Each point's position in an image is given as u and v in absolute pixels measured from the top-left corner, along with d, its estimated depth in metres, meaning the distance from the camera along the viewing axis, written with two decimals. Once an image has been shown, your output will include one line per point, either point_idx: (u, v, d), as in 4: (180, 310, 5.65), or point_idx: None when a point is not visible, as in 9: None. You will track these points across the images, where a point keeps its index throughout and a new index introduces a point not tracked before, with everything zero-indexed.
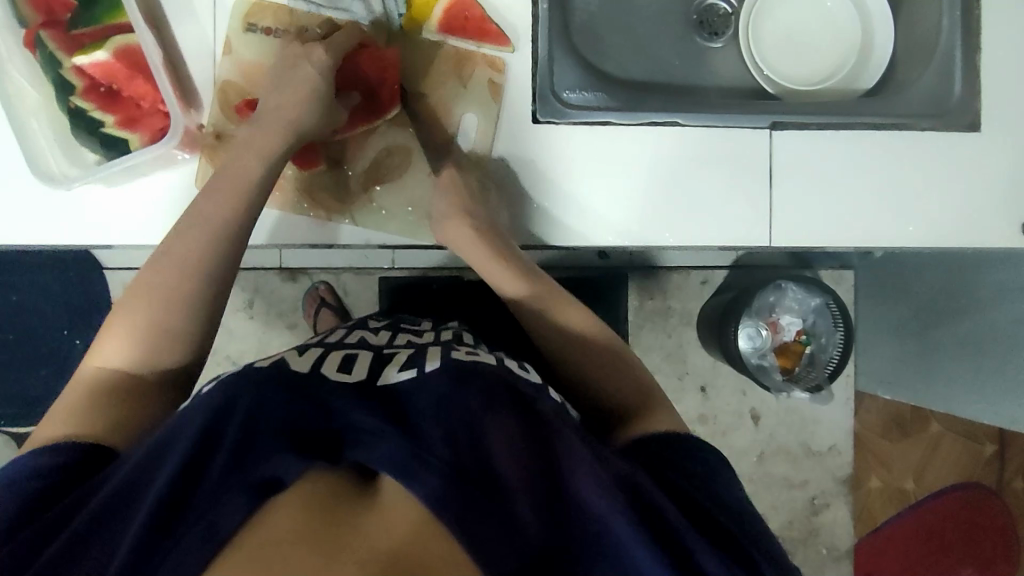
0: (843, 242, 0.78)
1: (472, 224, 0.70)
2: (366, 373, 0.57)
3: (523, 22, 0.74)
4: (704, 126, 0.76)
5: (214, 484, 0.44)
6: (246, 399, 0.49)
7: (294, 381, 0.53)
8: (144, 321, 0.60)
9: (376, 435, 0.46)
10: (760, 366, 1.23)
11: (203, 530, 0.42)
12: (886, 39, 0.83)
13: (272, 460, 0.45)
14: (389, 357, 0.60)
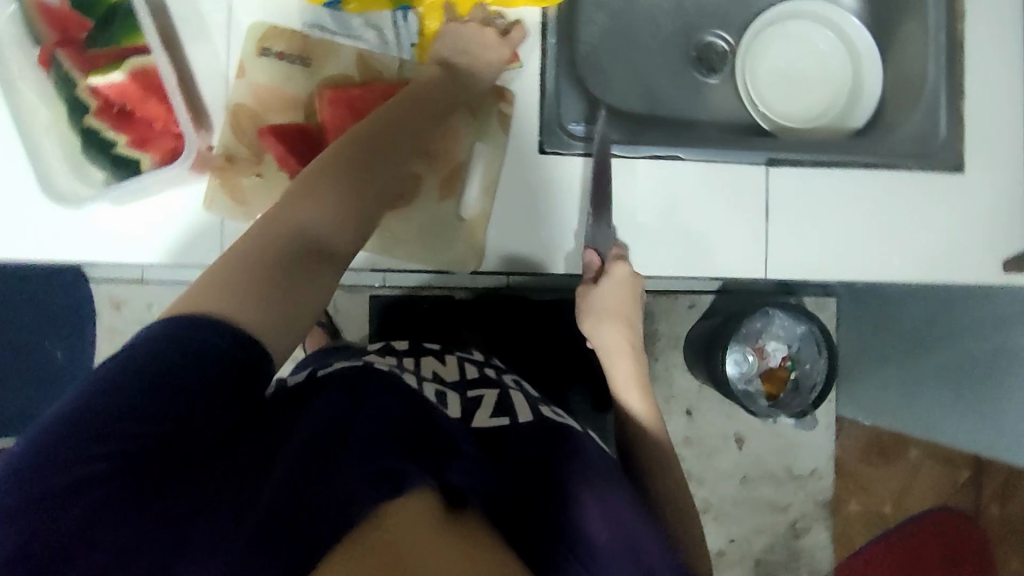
0: (833, 276, 0.81)
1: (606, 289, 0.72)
2: (460, 413, 0.57)
3: (532, 55, 0.77)
4: (702, 160, 0.78)
5: (337, 473, 0.41)
6: (369, 400, 0.48)
7: (399, 386, 0.51)
8: (329, 213, 0.59)
9: (477, 468, 0.44)
10: (747, 391, 1.25)
11: (326, 520, 0.39)
12: (875, 79, 0.88)
13: (392, 460, 0.42)
14: (475, 399, 0.61)
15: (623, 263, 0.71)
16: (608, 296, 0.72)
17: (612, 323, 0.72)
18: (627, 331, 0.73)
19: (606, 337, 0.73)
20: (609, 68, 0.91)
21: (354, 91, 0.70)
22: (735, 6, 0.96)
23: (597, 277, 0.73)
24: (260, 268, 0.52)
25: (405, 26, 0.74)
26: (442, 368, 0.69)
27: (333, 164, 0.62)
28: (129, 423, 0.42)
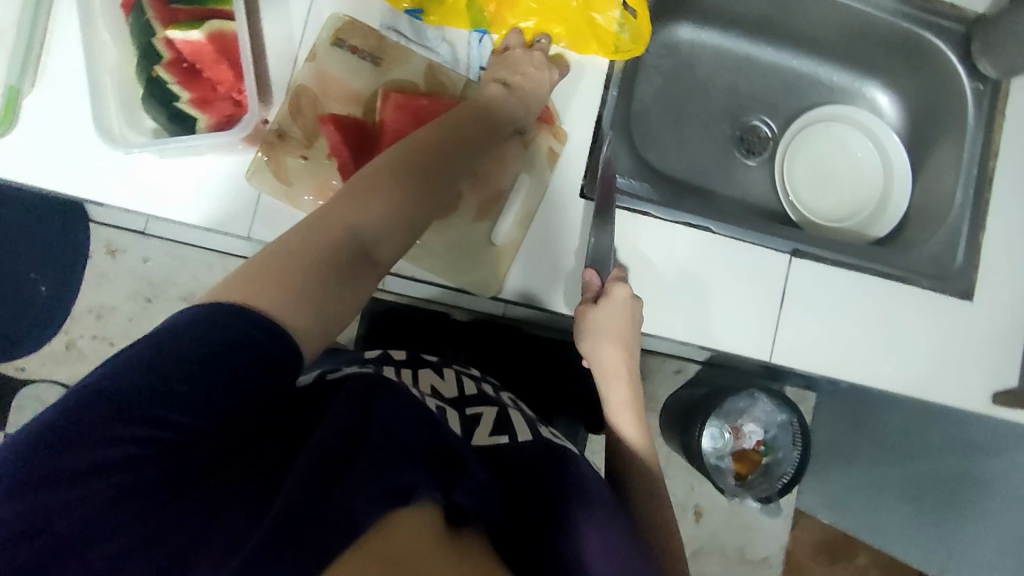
0: (834, 373, 0.82)
1: (602, 307, 0.71)
2: (462, 428, 0.59)
3: (591, 102, 0.79)
4: (730, 237, 0.81)
5: (352, 481, 0.42)
6: (379, 413, 0.49)
7: (408, 395, 0.52)
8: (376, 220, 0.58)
9: (479, 491, 0.46)
10: (717, 467, 1.24)
11: (340, 521, 0.39)
12: (903, 194, 0.92)
13: (404, 472, 0.43)
14: (472, 415, 0.62)
15: (624, 286, 0.71)
16: (608, 318, 0.71)
17: (610, 346, 0.72)
18: (627, 356, 0.72)
19: (604, 360, 0.73)
20: (657, 129, 0.93)
21: (422, 101, 0.71)
22: (784, 98, 1.00)
23: (597, 297, 0.72)
24: (307, 268, 0.52)
25: (478, 48, 0.76)
26: (439, 382, 0.69)
27: (392, 164, 0.62)
28: (155, 413, 0.43)
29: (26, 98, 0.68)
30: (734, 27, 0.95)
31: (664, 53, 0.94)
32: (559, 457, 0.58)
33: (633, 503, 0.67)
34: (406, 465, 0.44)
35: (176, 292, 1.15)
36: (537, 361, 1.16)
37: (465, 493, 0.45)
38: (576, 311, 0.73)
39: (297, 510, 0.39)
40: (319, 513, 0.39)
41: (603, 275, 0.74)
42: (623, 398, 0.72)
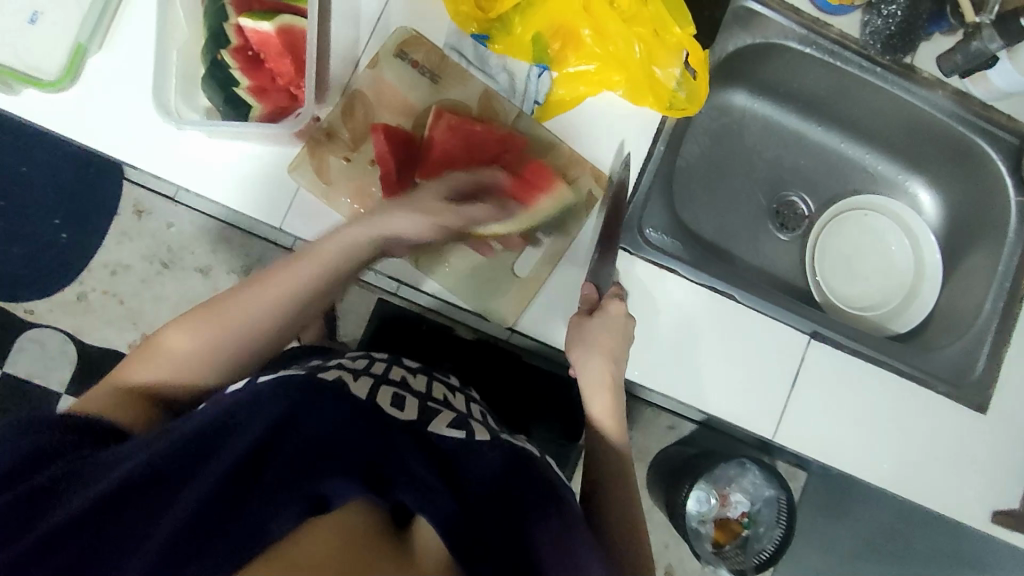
0: (836, 463, 0.81)
1: (587, 315, 0.72)
2: (417, 414, 0.59)
3: (638, 152, 0.79)
4: (754, 308, 0.80)
5: (272, 486, 0.46)
6: (314, 413, 0.52)
7: (357, 400, 0.55)
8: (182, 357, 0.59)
9: (424, 487, 0.48)
10: (696, 531, 1.22)
11: (250, 530, 0.43)
12: (932, 292, 0.91)
13: (328, 481, 0.47)
14: (434, 409, 0.61)
15: (620, 301, 0.72)
16: (600, 331, 0.70)
17: (599, 358, 0.70)
18: (615, 367, 0.71)
19: (591, 370, 0.71)
20: (696, 189, 0.94)
21: (476, 126, 0.72)
22: (826, 179, 1.00)
23: (594, 310, 0.73)
24: (107, 399, 0.57)
25: (537, 83, 0.76)
26: (411, 377, 0.67)
27: (211, 306, 0.60)
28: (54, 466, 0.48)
29: (90, 57, 0.69)
30: (789, 102, 0.96)
31: (715, 115, 0.95)
32: (519, 459, 0.57)
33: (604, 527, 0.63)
34: (334, 471, 0.47)
35: (192, 262, 1.16)
36: (527, 386, 1.15)
37: (407, 488, 0.48)
38: (570, 323, 0.73)
39: (208, 513, 0.44)
40: (231, 519, 0.44)
41: (603, 291, 0.75)
42: (606, 408, 0.71)
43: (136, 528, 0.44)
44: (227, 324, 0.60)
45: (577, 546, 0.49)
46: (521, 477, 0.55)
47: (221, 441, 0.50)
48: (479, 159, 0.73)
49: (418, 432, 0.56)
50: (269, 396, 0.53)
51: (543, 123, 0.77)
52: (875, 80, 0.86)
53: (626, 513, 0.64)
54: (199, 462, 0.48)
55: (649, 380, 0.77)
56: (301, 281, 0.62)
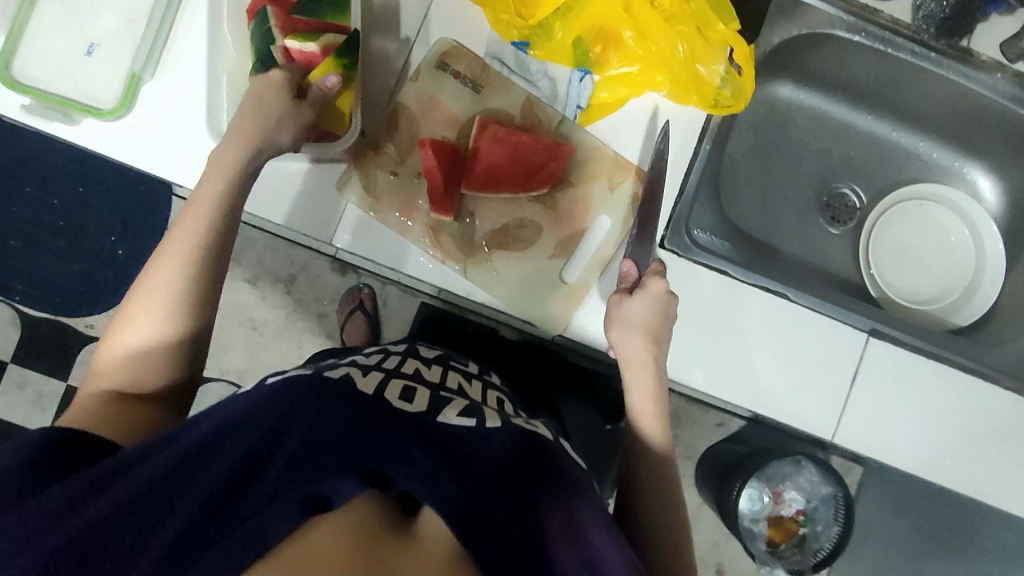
0: (896, 461, 0.79)
1: (626, 291, 0.69)
2: (426, 408, 0.57)
3: (684, 152, 0.78)
4: (809, 308, 0.78)
5: (269, 489, 0.46)
6: (307, 412, 0.51)
7: (358, 397, 0.54)
8: (133, 346, 0.59)
9: (428, 477, 0.48)
10: (750, 530, 1.20)
11: (248, 535, 0.43)
12: (995, 284, 0.88)
13: (328, 479, 0.46)
14: (446, 399, 0.61)
15: (660, 280, 0.68)
16: (638, 310, 0.67)
17: (638, 338, 0.67)
18: (654, 347, 0.68)
19: (628, 349, 0.68)
20: (742, 184, 0.92)
21: (522, 137, 0.73)
22: (878, 169, 0.97)
23: (634, 289, 0.69)
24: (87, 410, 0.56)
25: (579, 87, 0.76)
26: (425, 369, 0.67)
27: (144, 283, 0.59)
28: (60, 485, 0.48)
29: (144, 83, 0.72)
30: (837, 91, 0.93)
31: (760, 108, 0.93)
32: (532, 449, 0.57)
33: (649, 523, 0.62)
34: (332, 469, 0.47)
35: (240, 273, 1.20)
36: (565, 382, 1.16)
37: (409, 480, 0.47)
38: (609, 300, 0.70)
39: (207, 521, 0.44)
40: (230, 524, 0.44)
41: (641, 268, 0.72)
42: (647, 389, 0.67)
43: (132, 542, 0.44)
44: (149, 293, 0.59)
45: (580, 508, 0.51)
46: (535, 458, 0.56)
47: (213, 451, 0.49)
48: (524, 168, 0.74)
49: (423, 423, 0.54)
50: (263, 404, 0.52)
51: (585, 128, 0.76)
52: (930, 65, 0.83)
53: (667, 518, 0.62)
54: (193, 473, 0.47)
55: (699, 383, 0.77)
56: (189, 228, 0.60)
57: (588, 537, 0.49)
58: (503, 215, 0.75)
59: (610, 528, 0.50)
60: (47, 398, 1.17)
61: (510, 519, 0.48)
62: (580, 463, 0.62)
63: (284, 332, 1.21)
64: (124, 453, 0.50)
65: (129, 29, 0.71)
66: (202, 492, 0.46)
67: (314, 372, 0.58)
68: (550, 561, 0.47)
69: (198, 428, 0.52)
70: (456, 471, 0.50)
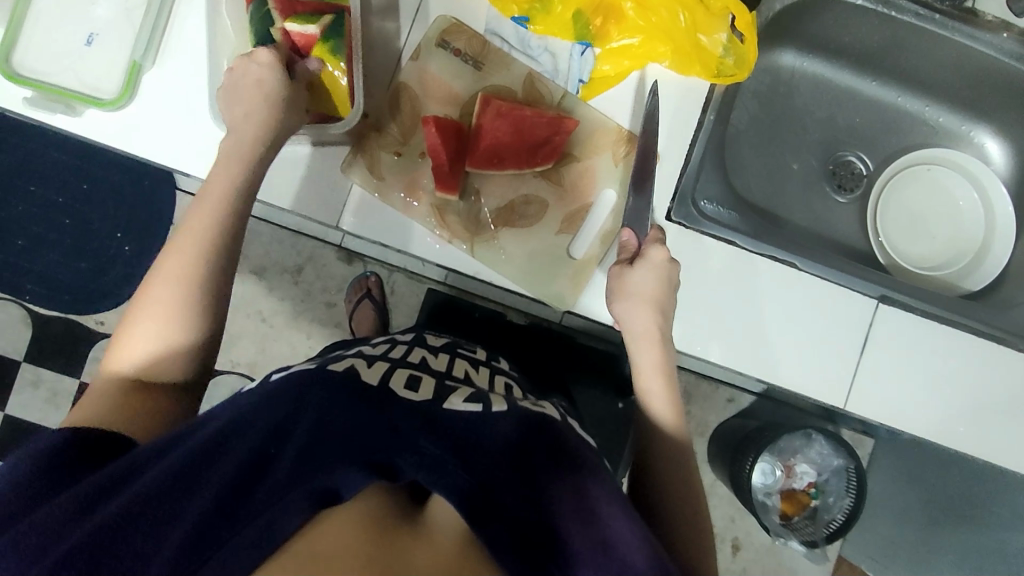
0: (909, 426, 0.79)
1: (624, 261, 0.69)
2: (433, 394, 0.58)
3: (688, 123, 0.77)
4: (817, 276, 0.78)
5: (280, 485, 0.46)
6: (310, 411, 0.53)
7: (365, 391, 0.55)
8: (144, 343, 0.59)
9: (436, 466, 0.48)
10: (763, 503, 1.19)
11: (260, 532, 0.43)
12: (1005, 246, 0.87)
13: (337, 472, 0.46)
14: (450, 386, 0.61)
15: (662, 248, 0.68)
16: (640, 280, 0.68)
17: (644, 309, 0.67)
18: (659, 318, 0.68)
19: (634, 322, 0.68)
20: (747, 156, 0.91)
21: (525, 111, 0.73)
22: (884, 136, 0.96)
23: (633, 259, 0.69)
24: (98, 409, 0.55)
25: (580, 60, 0.75)
26: (431, 358, 0.68)
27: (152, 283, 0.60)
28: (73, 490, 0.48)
29: (145, 72, 0.72)
30: (840, 58, 0.92)
31: (763, 78, 0.92)
32: (542, 431, 0.57)
33: (662, 493, 0.62)
34: (340, 462, 0.47)
35: (246, 265, 1.20)
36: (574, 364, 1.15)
37: (419, 469, 0.47)
38: (610, 273, 0.70)
39: (219, 518, 0.44)
40: (242, 522, 0.44)
41: (640, 237, 0.71)
42: (654, 363, 0.67)
43: (145, 543, 0.43)
44: (160, 294, 0.59)
45: (590, 486, 0.52)
46: (542, 435, 0.56)
47: (222, 451, 0.50)
48: (527, 143, 0.73)
49: (427, 410, 0.54)
50: (268, 404, 0.54)
51: (588, 102, 0.76)
52: (933, 26, 0.82)
53: (682, 482, 0.62)
54: (203, 473, 0.48)
55: (710, 355, 0.77)
56: (198, 231, 0.61)
57: (602, 516, 0.49)
58: (506, 193, 0.75)
59: (621, 505, 0.51)
60: (62, 396, 1.18)
61: (522, 505, 0.48)
62: (593, 447, 0.62)
63: (292, 322, 1.21)
64: (133, 455, 0.51)
65: (127, 18, 0.71)
66: (213, 491, 0.46)
67: (321, 366, 0.59)
68: (566, 544, 0.47)
69: (208, 429, 0.52)
70: (464, 457, 0.50)
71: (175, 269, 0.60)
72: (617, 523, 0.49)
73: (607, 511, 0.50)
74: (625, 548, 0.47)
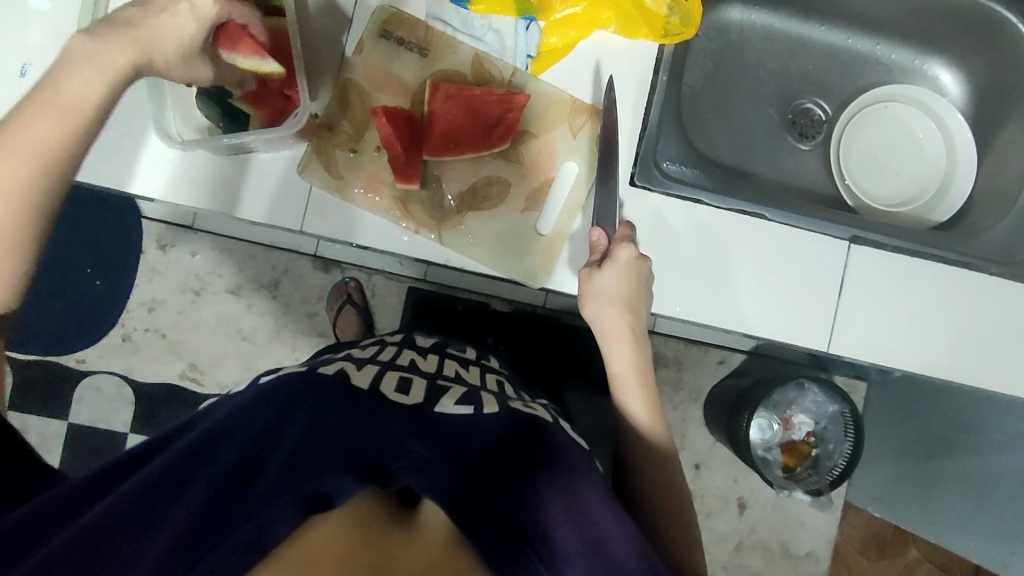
0: (893, 361, 0.80)
1: (596, 264, 0.69)
2: (422, 399, 0.59)
3: (642, 87, 0.77)
4: (788, 225, 0.78)
5: (270, 489, 0.45)
6: (301, 416, 0.53)
7: (355, 397, 0.56)
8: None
9: (427, 469, 0.49)
10: (764, 458, 1.19)
11: (247, 537, 0.42)
12: (968, 175, 0.88)
13: (328, 477, 0.46)
14: (442, 386, 0.61)
15: (629, 246, 0.67)
16: (609, 280, 0.68)
17: (614, 309, 0.68)
18: (632, 317, 0.69)
19: (607, 322, 0.69)
20: (706, 115, 0.91)
21: (474, 91, 0.73)
22: (839, 79, 0.96)
23: (603, 259, 0.69)
24: None
25: (526, 35, 0.75)
26: (420, 359, 0.68)
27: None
28: (53, 498, 0.47)
29: None
30: (787, 6, 0.92)
31: (713, 35, 0.92)
32: (532, 425, 0.58)
33: (642, 477, 0.65)
34: (331, 468, 0.47)
35: (222, 285, 1.18)
36: (555, 351, 1.19)
37: (411, 473, 0.48)
38: (580, 275, 0.70)
39: (207, 521, 0.43)
40: (231, 526, 0.43)
41: (609, 234, 0.71)
42: (626, 360, 0.69)
43: (129, 549, 0.42)
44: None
45: (580, 485, 0.51)
46: (528, 435, 0.56)
47: (210, 454, 0.50)
48: (480, 125, 0.73)
49: (421, 417, 0.55)
50: (255, 410, 0.55)
51: (538, 76, 0.75)
52: None
53: (659, 460, 0.65)
54: (190, 481, 0.47)
55: (690, 316, 0.77)
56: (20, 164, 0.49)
57: (591, 517, 0.48)
58: (463, 182, 0.74)
59: (610, 503, 0.50)
60: (50, 439, 1.15)
61: (513, 507, 0.48)
62: (583, 445, 0.63)
63: (275, 337, 1.19)
64: (114, 469, 0.50)
65: (58, 44, 0.70)
66: (202, 499, 0.45)
67: (310, 370, 0.60)
68: (551, 542, 0.47)
69: (194, 440, 0.51)
70: (456, 462, 0.51)
71: (17, 165, 0.49)
72: (595, 517, 0.48)
73: (592, 501, 0.50)
74: (615, 548, 0.46)
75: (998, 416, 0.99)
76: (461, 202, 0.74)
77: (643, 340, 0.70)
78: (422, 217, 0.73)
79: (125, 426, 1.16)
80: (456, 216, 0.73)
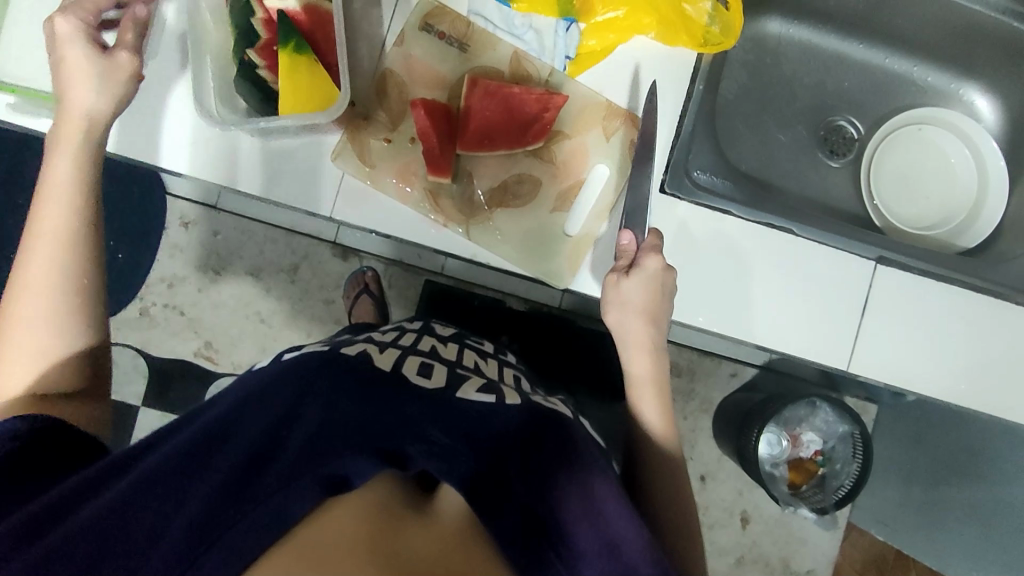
0: (911, 385, 0.79)
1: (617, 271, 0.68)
2: (445, 381, 0.59)
3: (678, 94, 0.77)
4: (817, 242, 0.78)
5: (287, 470, 0.45)
6: (317, 401, 0.53)
7: (376, 381, 0.56)
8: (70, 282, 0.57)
9: (445, 454, 0.48)
10: (771, 474, 1.18)
11: (269, 515, 0.42)
12: (998, 204, 0.87)
13: (344, 458, 0.46)
14: (459, 373, 0.61)
15: (658, 257, 0.67)
16: (637, 289, 0.67)
17: (638, 319, 0.68)
18: (653, 328, 0.68)
19: (615, 323, 0.69)
20: (738, 127, 0.91)
21: (513, 89, 0.74)
22: (873, 98, 0.96)
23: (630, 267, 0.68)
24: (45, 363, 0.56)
25: (566, 37, 0.75)
26: (441, 346, 0.67)
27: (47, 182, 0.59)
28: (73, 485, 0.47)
29: None
30: (826, 22, 0.92)
31: (750, 47, 0.92)
32: (545, 416, 0.58)
33: (650, 482, 0.64)
34: (349, 450, 0.47)
35: (242, 266, 1.19)
36: (568, 353, 1.19)
37: (429, 458, 0.48)
38: (606, 282, 0.69)
39: (228, 501, 0.43)
40: (249, 505, 0.43)
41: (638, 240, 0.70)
42: (646, 367, 0.69)
43: (150, 528, 0.42)
44: (59, 193, 0.58)
45: (594, 480, 0.51)
46: (546, 429, 0.56)
47: (227, 437, 0.50)
48: (518, 123, 0.74)
49: (437, 401, 0.55)
50: (272, 396, 0.55)
51: (575, 78, 0.76)
52: None
53: (668, 456, 0.66)
54: (209, 461, 0.47)
55: (710, 327, 0.77)
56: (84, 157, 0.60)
57: (607, 517, 0.48)
58: (494, 176, 0.74)
59: (626, 501, 0.50)
60: None
61: (530, 497, 0.48)
62: (597, 438, 0.63)
63: (290, 321, 1.20)
64: (131, 451, 0.50)
65: None
66: (221, 480, 0.45)
67: (328, 351, 0.60)
68: (569, 537, 0.46)
69: (214, 423, 0.52)
70: (475, 447, 0.50)
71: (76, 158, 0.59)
72: (610, 518, 0.48)
73: (607, 496, 0.49)
74: (631, 550, 0.45)
75: (1012, 449, 0.97)
76: (493, 197, 0.74)
77: (660, 343, 0.70)
78: (454, 213, 0.73)
79: (138, 399, 1.17)
80: (485, 211, 0.74)
